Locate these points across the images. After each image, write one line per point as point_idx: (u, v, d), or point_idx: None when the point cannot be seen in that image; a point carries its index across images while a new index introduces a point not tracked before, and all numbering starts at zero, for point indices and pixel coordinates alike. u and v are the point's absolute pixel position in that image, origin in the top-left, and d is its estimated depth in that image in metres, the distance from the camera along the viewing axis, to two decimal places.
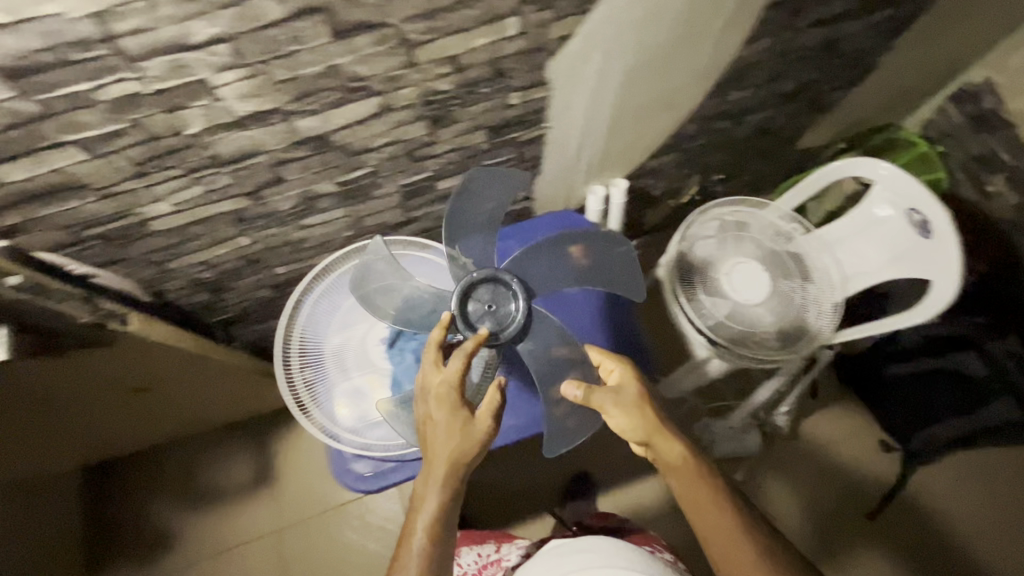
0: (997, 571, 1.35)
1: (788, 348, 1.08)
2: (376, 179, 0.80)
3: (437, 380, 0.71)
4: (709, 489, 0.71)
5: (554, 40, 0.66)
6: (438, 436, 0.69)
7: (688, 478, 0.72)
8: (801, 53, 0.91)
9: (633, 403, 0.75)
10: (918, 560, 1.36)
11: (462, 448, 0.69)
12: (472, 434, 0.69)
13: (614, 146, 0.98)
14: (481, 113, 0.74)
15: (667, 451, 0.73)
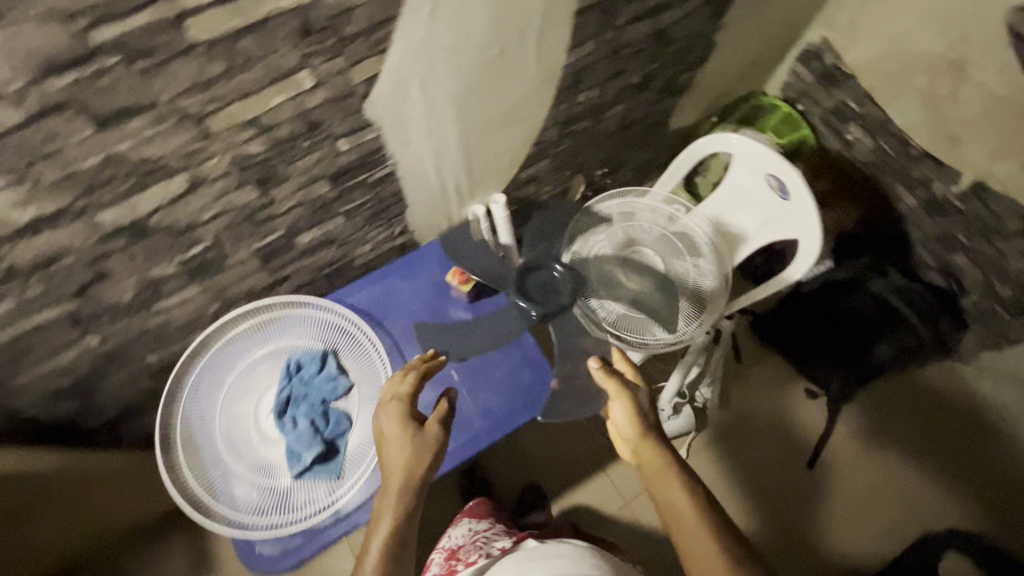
0: (964, 491, 1.41)
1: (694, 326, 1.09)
2: (223, 250, 0.77)
3: (392, 395, 0.79)
4: (687, 494, 0.69)
5: (362, 84, 0.65)
6: (390, 447, 0.74)
7: (664, 478, 0.71)
8: (633, 48, 0.94)
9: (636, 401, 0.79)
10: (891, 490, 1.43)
11: (413, 455, 0.73)
12: (422, 441, 0.74)
13: (477, 167, 0.98)
14: (311, 165, 0.72)
15: (654, 454, 0.74)
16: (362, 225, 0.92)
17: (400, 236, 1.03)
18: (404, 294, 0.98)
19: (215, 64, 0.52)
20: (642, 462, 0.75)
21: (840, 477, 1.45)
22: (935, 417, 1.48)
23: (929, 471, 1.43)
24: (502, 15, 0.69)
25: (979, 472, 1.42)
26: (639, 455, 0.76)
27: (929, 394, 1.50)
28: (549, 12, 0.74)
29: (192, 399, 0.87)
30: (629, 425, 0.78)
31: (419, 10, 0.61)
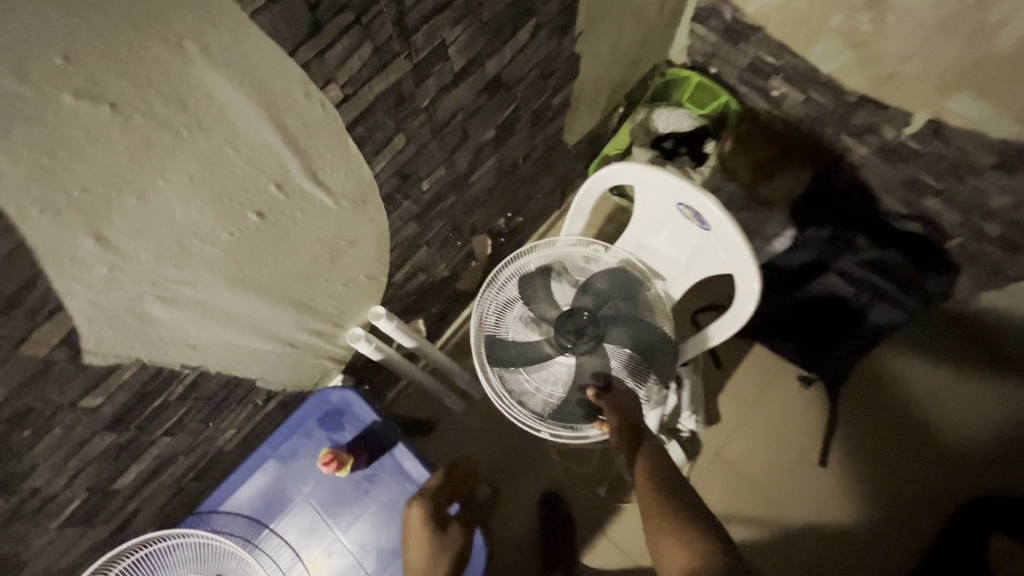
0: (995, 437, 1.26)
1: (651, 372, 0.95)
2: (9, 551, 0.60)
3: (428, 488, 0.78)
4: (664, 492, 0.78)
5: (59, 350, 0.47)
6: (410, 547, 0.75)
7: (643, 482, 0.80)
8: (464, 112, 0.74)
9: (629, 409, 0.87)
10: (920, 450, 1.27)
11: (431, 563, 0.74)
12: (446, 552, 0.75)
13: (326, 306, 0.80)
14: (63, 437, 0.54)
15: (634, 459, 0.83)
16: (205, 424, 0.75)
17: (269, 401, 0.85)
18: (286, 480, 0.81)
19: None
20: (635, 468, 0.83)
21: (849, 475, 1.27)
22: (936, 372, 1.31)
23: (941, 439, 1.27)
24: (227, 183, 0.49)
25: (1006, 413, 1.27)
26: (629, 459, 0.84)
27: (937, 335, 1.33)
28: (307, 148, 0.54)
29: None
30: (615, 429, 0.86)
31: (70, 250, 0.41)
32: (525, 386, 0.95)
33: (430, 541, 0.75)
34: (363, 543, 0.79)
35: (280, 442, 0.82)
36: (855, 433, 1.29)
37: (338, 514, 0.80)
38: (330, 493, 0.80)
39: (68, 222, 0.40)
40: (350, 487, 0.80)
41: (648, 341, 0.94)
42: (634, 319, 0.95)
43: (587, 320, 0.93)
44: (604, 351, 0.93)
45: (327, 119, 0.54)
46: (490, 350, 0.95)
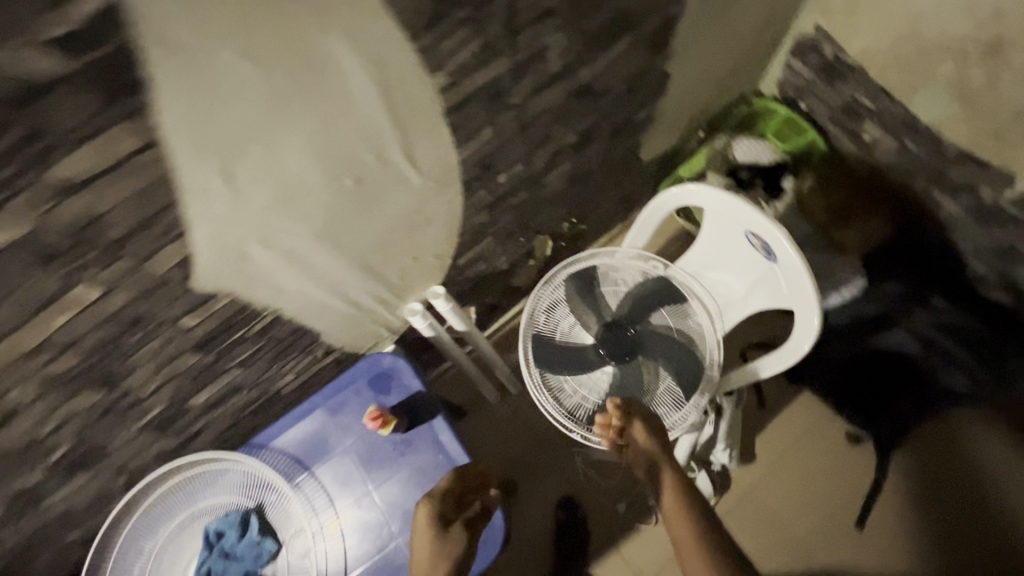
0: None
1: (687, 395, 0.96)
2: (97, 440, 0.69)
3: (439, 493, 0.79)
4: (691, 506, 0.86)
5: (174, 270, 0.54)
6: (416, 547, 0.76)
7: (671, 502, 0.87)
8: (551, 113, 0.78)
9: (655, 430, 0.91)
10: (976, 529, 1.19)
11: (433, 563, 0.74)
12: (449, 553, 0.75)
13: (393, 275, 0.85)
14: (160, 348, 0.62)
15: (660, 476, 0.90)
16: (270, 364, 0.82)
17: (327, 355, 0.91)
18: (331, 431, 0.86)
19: None
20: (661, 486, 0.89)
21: (891, 539, 1.21)
22: (1004, 437, 1.21)
23: (1002, 521, 1.19)
24: (336, 149, 0.55)
25: None
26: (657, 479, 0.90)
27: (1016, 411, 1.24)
28: (406, 125, 0.59)
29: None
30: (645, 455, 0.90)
31: (204, 185, 0.48)
32: (564, 385, 1.00)
33: (433, 544, 0.75)
34: (391, 501, 0.84)
35: (330, 394, 0.87)
36: (906, 496, 1.22)
37: (374, 470, 0.85)
38: (370, 449, 0.86)
39: (209, 163, 0.47)
40: (387, 447, 0.85)
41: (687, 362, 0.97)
42: (674, 339, 0.98)
43: (627, 336, 0.99)
44: (640, 367, 0.98)
45: (428, 101, 0.59)
46: (537, 347, 1.00)
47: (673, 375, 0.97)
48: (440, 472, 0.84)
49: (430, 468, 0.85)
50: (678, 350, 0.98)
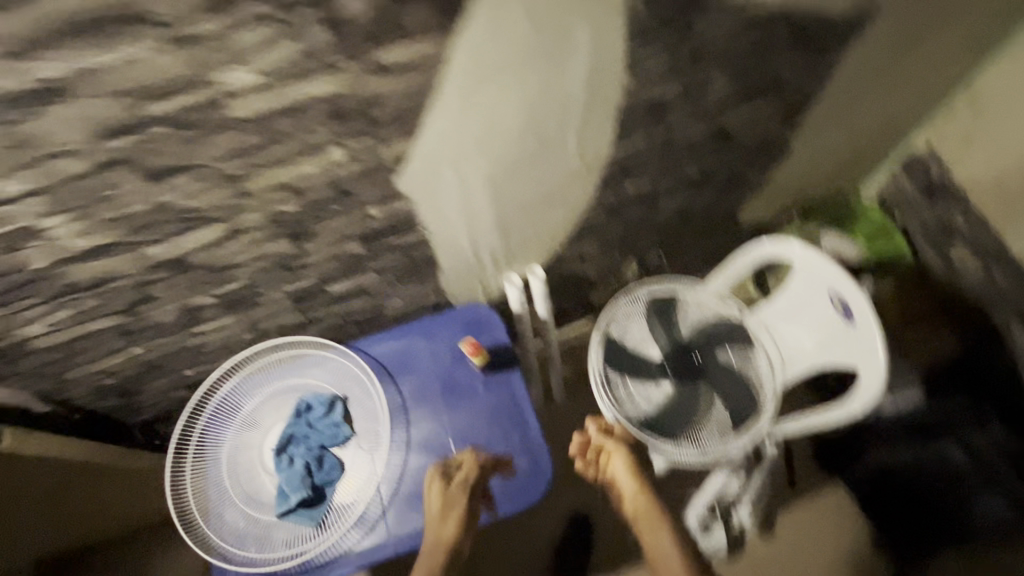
0: None
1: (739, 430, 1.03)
2: (257, 288, 0.83)
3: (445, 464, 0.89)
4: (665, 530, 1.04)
5: (391, 161, 0.69)
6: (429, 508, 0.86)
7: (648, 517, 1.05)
8: (690, 143, 0.91)
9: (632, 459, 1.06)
10: None
11: (445, 521, 0.84)
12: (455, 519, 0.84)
13: (514, 240, 0.99)
14: (343, 225, 0.77)
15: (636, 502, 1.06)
16: (394, 281, 0.96)
17: (433, 294, 1.04)
18: (422, 354, 0.98)
19: (250, 136, 0.58)
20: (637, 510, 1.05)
21: None
22: None
23: None
24: (538, 110, 0.70)
25: None
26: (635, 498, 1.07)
27: None
28: (590, 108, 0.74)
29: (209, 421, 0.91)
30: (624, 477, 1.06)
31: (450, 100, 0.64)
32: (625, 387, 1.07)
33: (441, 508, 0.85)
34: (456, 427, 0.93)
35: (430, 325, 1.00)
36: None
37: (448, 398, 0.94)
38: (449, 380, 0.96)
39: (462, 86, 0.62)
40: (466, 382, 0.96)
41: (742, 397, 1.05)
42: (735, 373, 1.07)
43: (693, 360, 1.09)
44: (699, 388, 1.07)
45: (613, 96, 0.74)
46: (608, 347, 1.10)
47: (726, 405, 1.05)
48: (506, 416, 0.93)
49: (499, 410, 0.94)
50: (737, 384, 1.06)
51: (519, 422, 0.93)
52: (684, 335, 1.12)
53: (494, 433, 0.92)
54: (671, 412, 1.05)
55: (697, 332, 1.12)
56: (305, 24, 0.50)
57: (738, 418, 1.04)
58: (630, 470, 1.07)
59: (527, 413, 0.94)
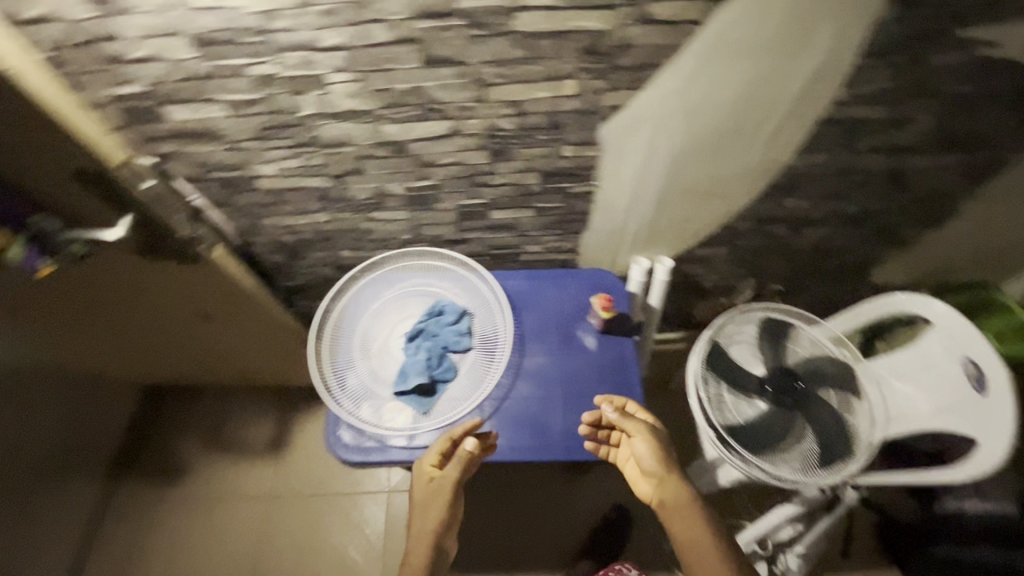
0: None
1: (827, 466, 1.03)
2: (439, 193, 0.93)
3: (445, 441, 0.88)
4: (703, 528, 0.80)
5: (607, 108, 0.77)
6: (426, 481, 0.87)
7: (685, 516, 0.81)
8: (864, 176, 0.94)
9: (657, 437, 0.88)
10: None
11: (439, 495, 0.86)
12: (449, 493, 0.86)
13: (662, 221, 1.04)
14: (536, 156, 0.85)
15: (658, 489, 0.85)
16: (543, 226, 1.04)
17: (567, 251, 1.12)
18: (547, 300, 1.06)
19: (516, 49, 0.67)
20: (662, 498, 0.84)
21: None
22: None
23: None
24: (749, 97, 0.76)
25: None
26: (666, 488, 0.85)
27: None
28: (795, 110, 0.79)
29: (354, 298, 1.04)
30: (649, 463, 0.87)
31: (683, 65, 0.71)
32: (720, 392, 1.10)
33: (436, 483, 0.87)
34: (563, 370, 1.00)
35: (561, 278, 1.09)
36: None
37: (562, 345, 1.02)
38: (567, 330, 1.04)
39: (700, 54, 0.69)
40: (581, 337, 1.03)
41: (837, 437, 1.05)
42: (835, 412, 1.07)
43: (796, 388, 1.09)
44: (793, 416, 1.08)
45: (821, 104, 0.78)
46: (713, 351, 1.13)
47: (818, 440, 1.05)
48: (611, 376, 0.99)
49: (605, 368, 1.00)
50: (834, 424, 1.06)
51: (621, 385, 0.99)
52: (791, 363, 1.13)
53: (597, 386, 0.98)
54: (760, 430, 1.07)
55: (805, 364, 1.12)
56: None
57: (827, 455, 1.04)
58: (658, 454, 0.87)
59: (631, 379, 0.99)
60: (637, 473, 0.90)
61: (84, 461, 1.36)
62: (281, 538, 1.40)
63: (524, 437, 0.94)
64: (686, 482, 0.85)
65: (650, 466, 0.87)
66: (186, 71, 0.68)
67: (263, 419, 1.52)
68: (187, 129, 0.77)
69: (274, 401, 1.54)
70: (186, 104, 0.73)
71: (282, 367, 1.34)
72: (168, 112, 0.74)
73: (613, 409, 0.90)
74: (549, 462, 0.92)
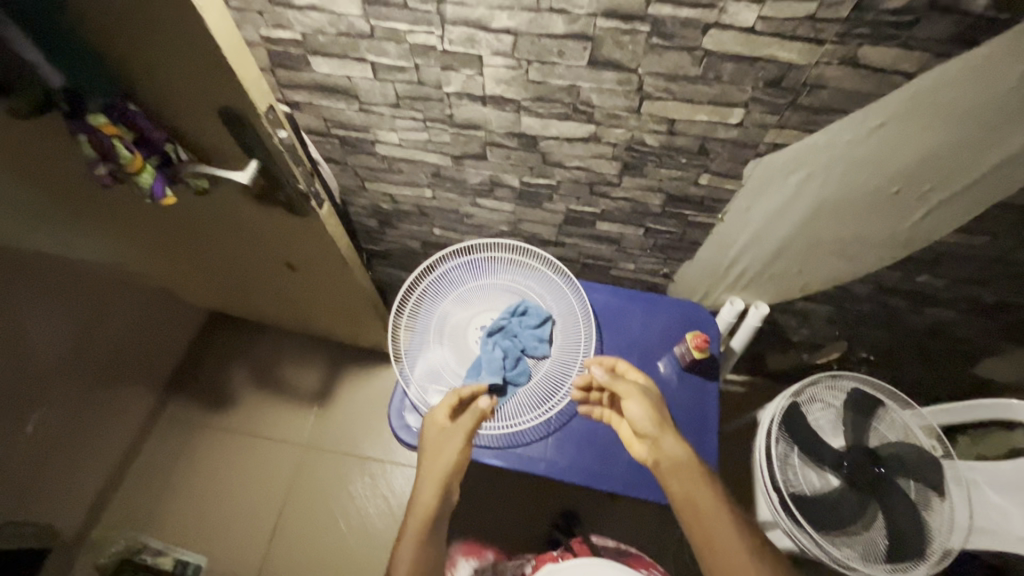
0: None
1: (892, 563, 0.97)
2: (553, 194, 0.89)
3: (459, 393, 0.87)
4: (701, 487, 0.72)
5: (766, 144, 0.71)
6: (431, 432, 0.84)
7: (680, 475, 0.73)
8: (1019, 269, 0.85)
9: (651, 398, 0.80)
10: None
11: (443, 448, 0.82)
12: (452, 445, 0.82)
13: (775, 268, 0.97)
14: (669, 178, 0.80)
15: (654, 445, 0.78)
16: (647, 247, 0.99)
17: (662, 275, 1.07)
18: (634, 321, 1.01)
19: (693, 67, 0.62)
20: (658, 458, 0.77)
21: None
22: None
23: None
24: (928, 164, 0.69)
25: None
26: (660, 447, 0.77)
27: None
28: (976, 186, 0.71)
29: (439, 280, 1.02)
30: (641, 422, 0.79)
31: (868, 119, 0.64)
32: (789, 455, 1.05)
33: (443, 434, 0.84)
34: None
35: (651, 301, 1.03)
36: None
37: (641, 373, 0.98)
38: (648, 359, 0.99)
39: (893, 109, 0.62)
40: (662, 369, 0.98)
41: (911, 534, 0.98)
42: (913, 508, 0.99)
43: (875, 472, 1.02)
44: (865, 500, 1.01)
45: (1006, 187, 0.70)
46: (790, 412, 1.07)
47: (887, 531, 0.99)
48: (687, 416, 0.94)
49: (683, 407, 0.95)
50: (910, 520, 0.98)
51: (698, 428, 0.93)
52: (875, 443, 1.05)
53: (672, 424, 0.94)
54: (826, 506, 1.01)
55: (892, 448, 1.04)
56: None
57: (897, 552, 0.97)
58: (654, 414, 0.79)
59: (710, 425, 0.94)
60: (630, 433, 0.82)
61: (147, 371, 1.41)
62: (309, 485, 1.42)
63: (584, 460, 0.90)
64: (683, 443, 0.76)
65: (643, 426, 0.79)
66: (345, 27, 0.65)
67: (312, 368, 1.54)
68: (327, 84, 0.75)
69: (326, 354, 1.56)
70: (334, 59, 0.70)
71: (344, 323, 1.34)
72: (313, 63, 0.71)
73: (603, 371, 0.84)
74: (609, 492, 0.88)
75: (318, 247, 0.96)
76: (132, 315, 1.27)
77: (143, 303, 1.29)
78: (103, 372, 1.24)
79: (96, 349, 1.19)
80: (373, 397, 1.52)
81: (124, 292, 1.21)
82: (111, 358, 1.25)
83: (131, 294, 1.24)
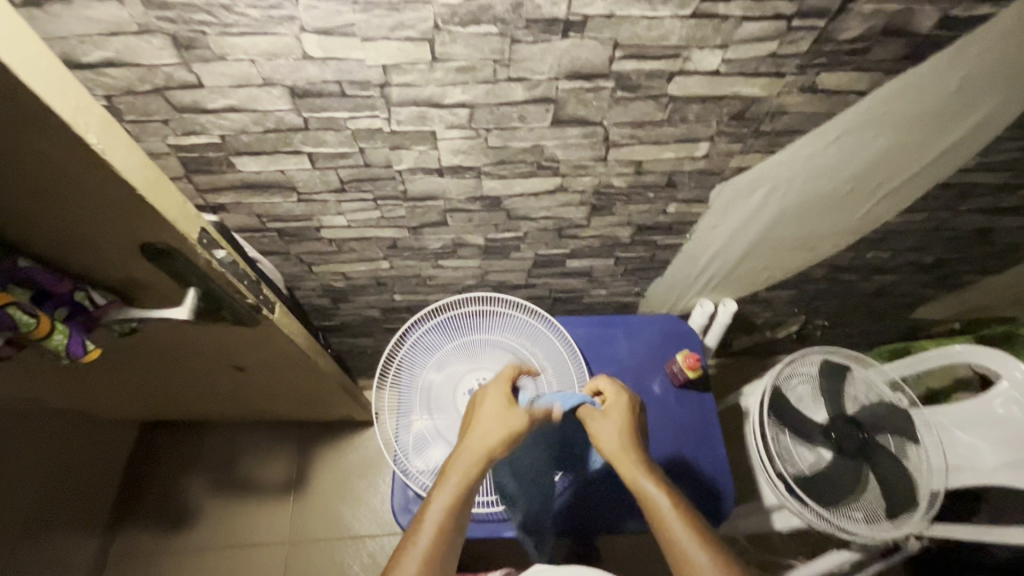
0: None
1: (891, 520, 1.03)
2: (520, 244, 0.85)
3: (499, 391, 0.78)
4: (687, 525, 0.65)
5: (730, 169, 0.70)
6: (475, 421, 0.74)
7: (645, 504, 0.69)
8: (953, 232, 0.93)
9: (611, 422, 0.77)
10: None
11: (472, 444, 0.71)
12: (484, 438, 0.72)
13: (741, 270, 1.00)
14: (638, 213, 0.78)
15: (636, 469, 0.72)
16: (617, 273, 0.97)
17: (633, 294, 1.06)
18: (619, 348, 1.00)
19: (659, 113, 0.60)
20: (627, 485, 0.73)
21: None
22: None
23: None
24: (881, 163, 0.71)
25: None
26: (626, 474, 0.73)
27: None
28: (921, 173, 0.75)
29: (411, 351, 0.94)
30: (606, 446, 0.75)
31: (825, 134, 0.65)
32: (779, 435, 1.09)
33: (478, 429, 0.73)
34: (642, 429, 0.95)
35: (630, 324, 1.02)
36: None
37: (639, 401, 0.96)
38: (642, 384, 0.98)
39: (849, 122, 0.63)
40: (657, 391, 0.97)
41: (902, 488, 1.04)
42: (899, 462, 1.04)
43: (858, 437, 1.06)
44: (858, 465, 1.06)
45: (946, 171, 0.75)
46: (774, 397, 1.09)
47: (881, 490, 1.04)
48: (692, 433, 0.95)
49: (686, 425, 0.95)
50: (897, 474, 1.04)
51: (705, 442, 0.95)
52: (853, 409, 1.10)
53: (682, 445, 0.94)
54: (826, 478, 1.05)
55: (868, 411, 1.09)
56: (797, 34, 0.51)
57: (894, 507, 1.03)
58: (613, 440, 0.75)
59: (715, 436, 0.95)
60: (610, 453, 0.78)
61: (85, 510, 1.21)
62: None
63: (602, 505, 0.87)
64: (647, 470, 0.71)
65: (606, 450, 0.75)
66: (273, 122, 0.57)
67: (278, 456, 1.41)
68: (257, 181, 0.65)
69: (289, 437, 1.43)
70: (262, 156, 0.61)
71: (309, 404, 1.23)
72: (238, 163, 0.62)
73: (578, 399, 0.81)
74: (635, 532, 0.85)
75: (272, 348, 0.86)
76: (62, 451, 1.08)
77: (74, 436, 1.11)
78: (35, 527, 1.05)
79: (22, 507, 1.00)
80: (351, 470, 1.41)
81: (42, 436, 1.02)
82: (45, 507, 1.07)
83: (59, 430, 1.06)
